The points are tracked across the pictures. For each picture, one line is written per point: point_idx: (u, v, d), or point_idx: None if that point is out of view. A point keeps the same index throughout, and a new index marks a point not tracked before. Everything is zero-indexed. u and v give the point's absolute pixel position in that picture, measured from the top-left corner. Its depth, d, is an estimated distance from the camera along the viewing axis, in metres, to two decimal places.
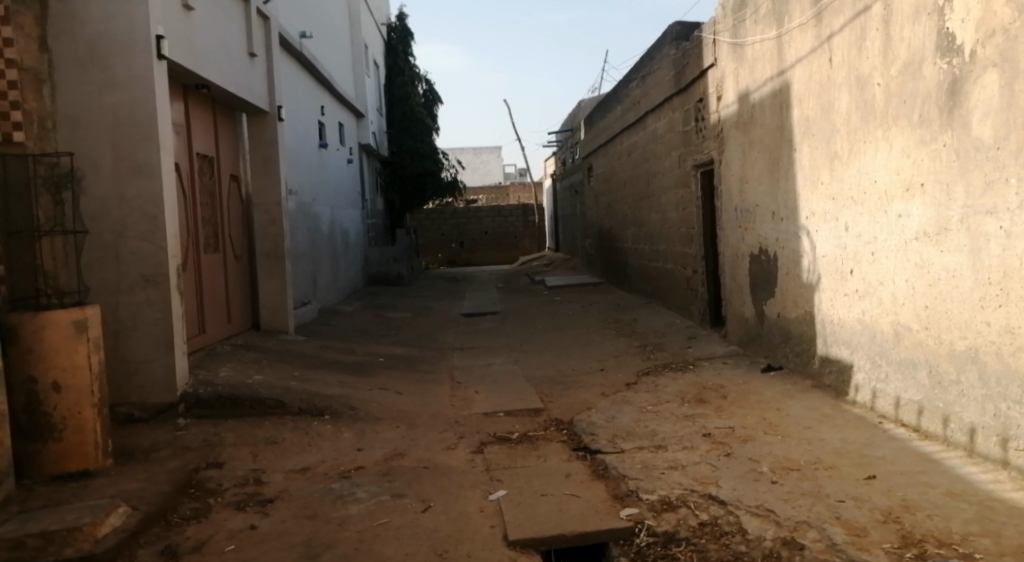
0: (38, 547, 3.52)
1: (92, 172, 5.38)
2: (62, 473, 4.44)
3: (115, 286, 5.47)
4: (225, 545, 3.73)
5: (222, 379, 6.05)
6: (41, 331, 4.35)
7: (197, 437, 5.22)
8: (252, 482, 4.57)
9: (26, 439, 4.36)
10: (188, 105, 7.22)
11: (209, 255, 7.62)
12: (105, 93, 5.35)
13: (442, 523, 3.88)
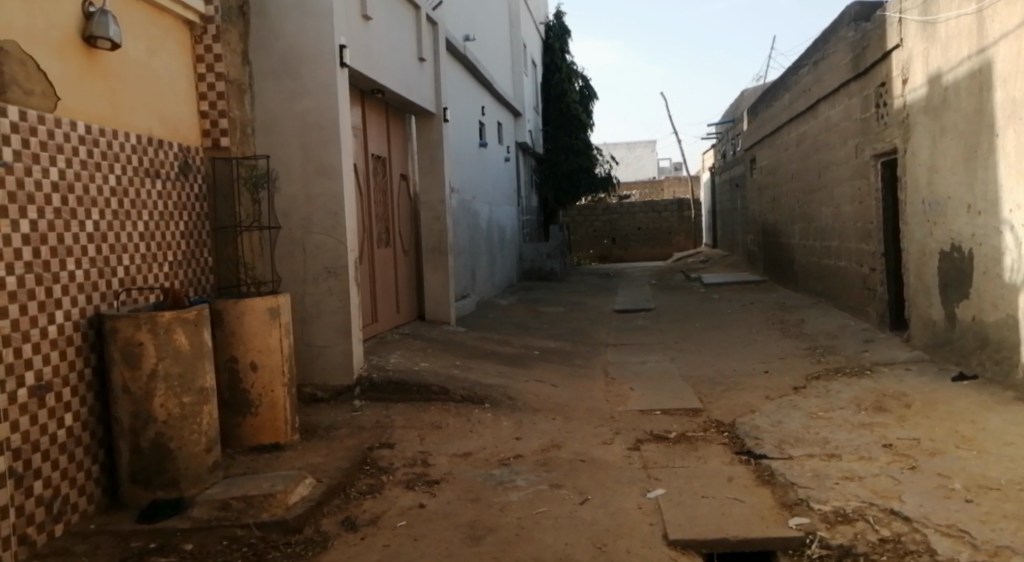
0: (241, 509, 3.86)
1: (284, 172, 5.84)
2: (257, 445, 4.87)
3: (302, 277, 5.92)
4: (398, 520, 3.96)
5: (391, 365, 6.39)
6: (242, 316, 4.78)
7: (371, 419, 5.55)
8: (420, 463, 4.82)
9: (228, 413, 4.81)
10: (364, 108, 7.67)
11: (381, 250, 8.05)
12: (295, 100, 5.80)
13: (600, 517, 3.91)
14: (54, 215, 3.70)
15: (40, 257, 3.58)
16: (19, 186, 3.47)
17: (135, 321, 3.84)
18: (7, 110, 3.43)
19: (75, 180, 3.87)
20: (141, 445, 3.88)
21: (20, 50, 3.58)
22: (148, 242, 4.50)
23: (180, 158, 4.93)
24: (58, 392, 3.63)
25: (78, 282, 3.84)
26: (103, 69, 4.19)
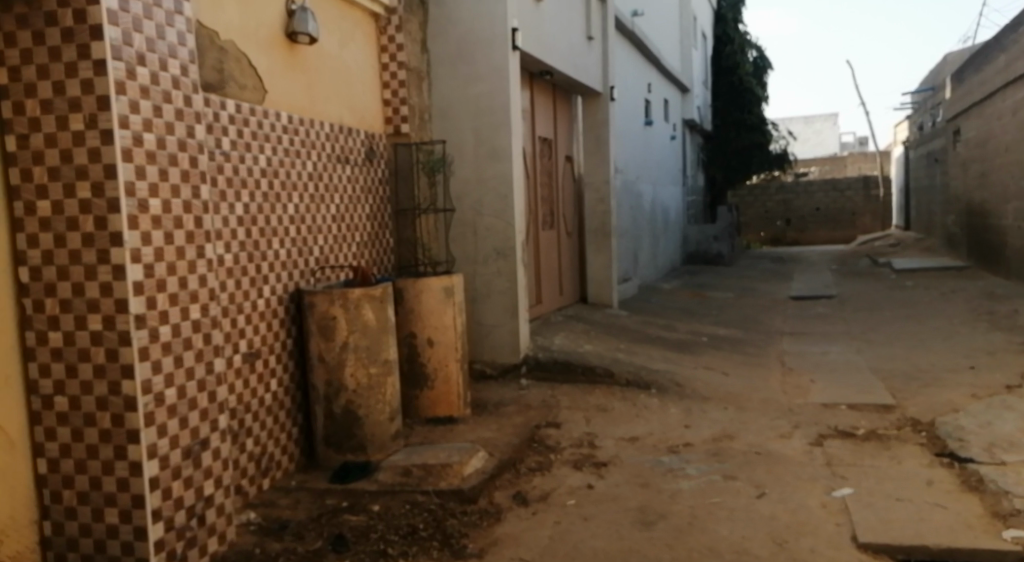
0: (421, 476, 4.03)
1: (460, 156, 6.05)
2: (433, 417, 5.11)
3: (473, 258, 6.13)
4: (568, 499, 4.04)
5: (556, 346, 6.51)
6: (420, 294, 5.04)
7: (538, 397, 5.68)
8: (587, 444, 4.88)
9: (407, 385, 5.09)
10: (533, 91, 7.78)
11: (546, 232, 8.18)
12: (469, 86, 5.99)
13: (780, 512, 3.80)
14: (262, 199, 4.05)
15: (252, 237, 3.94)
16: (234, 173, 3.82)
17: (330, 297, 4.14)
18: (225, 103, 3.78)
19: (279, 166, 4.21)
20: (334, 410, 4.20)
21: (236, 48, 3.93)
22: (338, 223, 4.83)
23: (367, 144, 5.22)
24: (265, 358, 3.98)
25: (281, 261, 4.19)
26: (302, 63, 4.52)
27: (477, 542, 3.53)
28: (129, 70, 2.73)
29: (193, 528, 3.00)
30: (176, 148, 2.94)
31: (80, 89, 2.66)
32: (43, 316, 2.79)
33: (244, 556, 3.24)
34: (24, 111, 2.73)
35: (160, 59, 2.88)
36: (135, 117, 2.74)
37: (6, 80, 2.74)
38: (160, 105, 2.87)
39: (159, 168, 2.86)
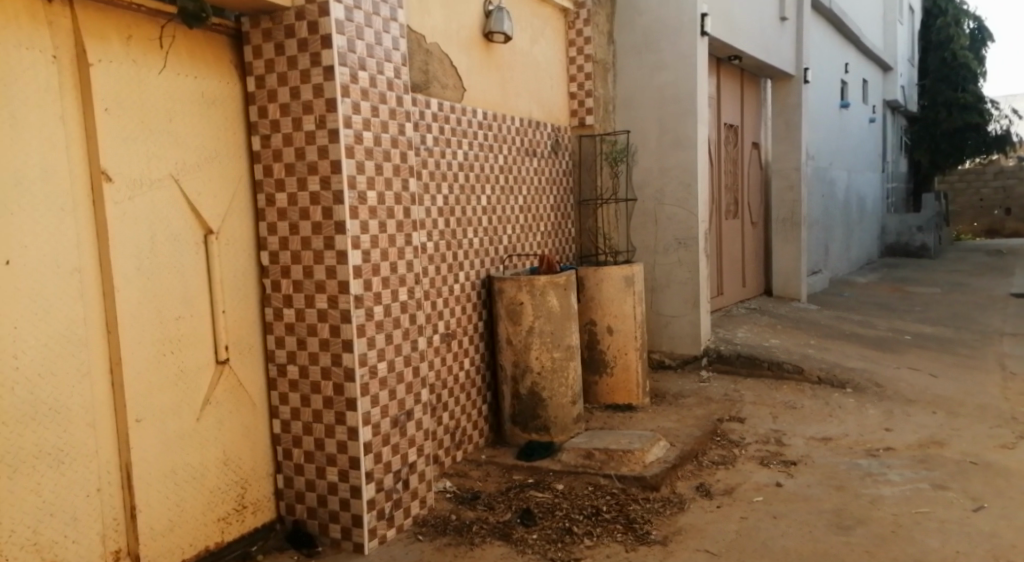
0: (603, 460, 4.05)
1: (643, 145, 6.06)
2: (612, 404, 5.18)
3: (654, 248, 6.11)
4: (755, 495, 3.98)
5: (740, 339, 6.38)
6: (600, 283, 5.12)
7: (720, 390, 5.62)
8: (774, 441, 4.77)
9: (587, 371, 5.20)
10: (720, 76, 7.62)
11: (729, 221, 8.00)
12: (655, 74, 5.96)
13: (1000, 529, 3.54)
14: (458, 191, 4.30)
15: (449, 226, 4.19)
16: (435, 167, 4.09)
17: (518, 283, 4.32)
18: (429, 102, 4.05)
19: (474, 160, 4.44)
20: (520, 391, 4.38)
21: (439, 49, 4.21)
22: (525, 213, 5.01)
23: (553, 137, 5.37)
24: (459, 340, 4.24)
25: (474, 248, 4.42)
26: (496, 60, 4.73)
27: (661, 529, 3.54)
28: (353, 74, 3.02)
29: (399, 491, 3.29)
30: (389, 144, 3.21)
31: (313, 93, 2.99)
32: (279, 294, 3.16)
33: (441, 521, 3.47)
34: (267, 114, 3.10)
35: (378, 63, 3.16)
36: (357, 117, 3.03)
37: (254, 86, 3.11)
38: (377, 105, 3.15)
39: (376, 163, 3.14)
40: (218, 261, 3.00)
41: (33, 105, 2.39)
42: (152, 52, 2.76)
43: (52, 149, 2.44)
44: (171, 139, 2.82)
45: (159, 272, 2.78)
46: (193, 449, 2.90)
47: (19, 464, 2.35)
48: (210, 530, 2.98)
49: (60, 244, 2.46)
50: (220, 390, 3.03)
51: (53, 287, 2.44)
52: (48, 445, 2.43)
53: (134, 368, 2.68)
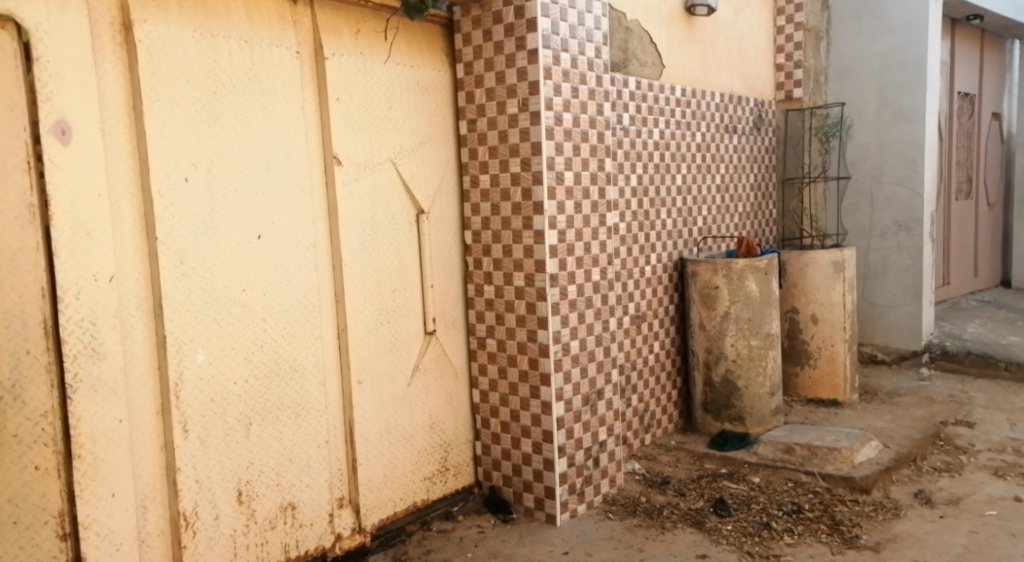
0: (805, 456, 3.89)
1: (859, 120, 5.67)
2: (815, 398, 4.95)
3: (869, 231, 5.71)
4: (987, 509, 3.58)
5: (970, 336, 5.84)
6: (805, 269, 4.91)
7: (944, 391, 5.19)
8: (1010, 450, 4.31)
9: (788, 362, 5.02)
10: (954, 40, 6.96)
11: (961, 202, 7.31)
12: (876, 40, 5.56)
13: None
14: (653, 170, 4.28)
15: (643, 206, 4.20)
16: (630, 146, 4.10)
17: (713, 267, 4.24)
18: (628, 80, 4.07)
19: (671, 138, 4.40)
20: (713, 378, 4.31)
21: (640, 26, 4.20)
22: (723, 193, 4.89)
23: (756, 113, 5.18)
24: (650, 322, 4.24)
25: (668, 230, 4.39)
26: (698, 34, 4.64)
27: (872, 534, 3.32)
28: (555, 56, 3.10)
29: (590, 467, 3.38)
30: (587, 125, 3.27)
31: (517, 77, 3.10)
32: (480, 271, 3.34)
33: (631, 502, 3.53)
34: (473, 99, 3.26)
35: (579, 44, 3.22)
36: (557, 98, 3.11)
37: (462, 73, 3.29)
38: (577, 86, 3.22)
39: (574, 144, 3.21)
40: (428, 239, 3.22)
41: (280, 96, 2.68)
42: (376, 44, 3.00)
43: (294, 135, 2.73)
44: (389, 124, 3.05)
45: (377, 248, 3.03)
46: (404, 411, 3.15)
47: (267, 413, 2.67)
48: (417, 487, 3.23)
49: (300, 221, 2.75)
50: (428, 357, 3.26)
51: (293, 258, 2.74)
52: (289, 398, 2.74)
53: (357, 334, 2.95)
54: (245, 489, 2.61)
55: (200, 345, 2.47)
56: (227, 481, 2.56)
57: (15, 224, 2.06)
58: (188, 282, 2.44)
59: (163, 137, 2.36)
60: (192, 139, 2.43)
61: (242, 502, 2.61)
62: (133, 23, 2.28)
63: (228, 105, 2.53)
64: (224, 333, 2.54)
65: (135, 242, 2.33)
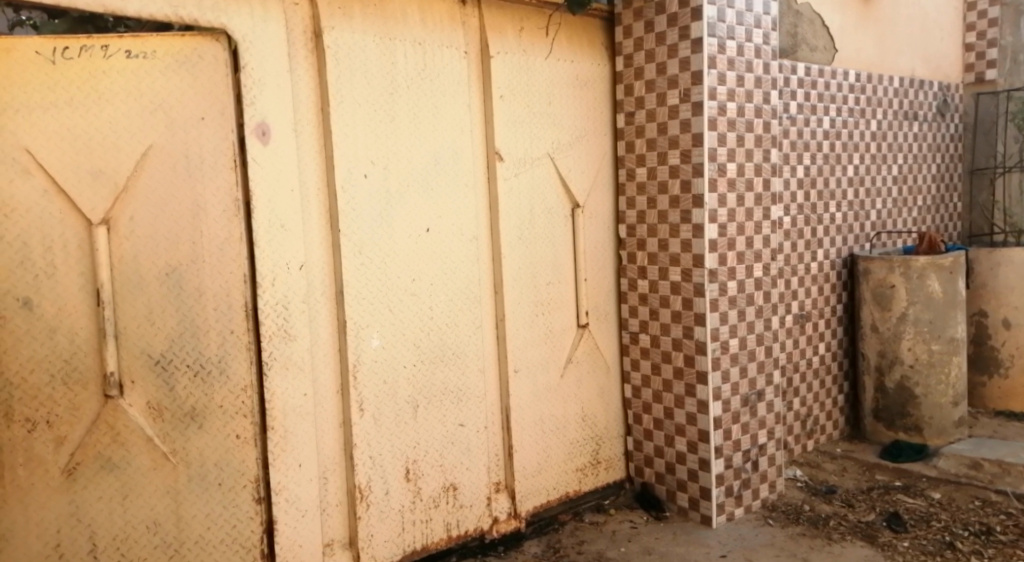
0: (995, 473, 3.61)
1: None
2: (1005, 411, 4.57)
3: None
4: None
5: None
6: (996, 269, 4.54)
7: None
8: None
9: (974, 370, 4.67)
10: None
11: None
12: None
13: None
14: (822, 161, 4.10)
15: (810, 199, 4.03)
16: (797, 136, 3.95)
17: (890, 264, 4.01)
18: (796, 67, 3.92)
19: (843, 126, 4.20)
20: (887, 385, 4.08)
21: (811, 9, 4.03)
22: (901, 185, 4.59)
23: (940, 97, 4.83)
24: (816, 322, 4.07)
25: (836, 224, 4.18)
26: (875, 15, 4.40)
27: None
28: (721, 44, 3.05)
29: (748, 470, 3.31)
30: (753, 115, 3.19)
31: (680, 67, 3.07)
32: (635, 266, 3.34)
33: (792, 510, 3.41)
34: (632, 91, 3.27)
35: (746, 31, 3.15)
36: (722, 88, 3.06)
37: (622, 65, 3.30)
38: (743, 74, 3.15)
39: (738, 134, 3.14)
40: (582, 232, 3.25)
41: (448, 95, 2.80)
42: (539, 40, 3.06)
43: (460, 132, 2.84)
44: (549, 120, 3.11)
45: (535, 241, 3.10)
46: (558, 402, 3.21)
47: (432, 397, 2.81)
48: (570, 477, 3.28)
49: (462, 215, 2.86)
50: (581, 350, 3.29)
51: (457, 250, 2.86)
52: (451, 384, 2.86)
53: (514, 325, 3.03)
54: (411, 468, 2.76)
55: (375, 330, 2.63)
56: (396, 459, 2.72)
57: (223, 218, 2.29)
58: (364, 271, 2.60)
59: (346, 136, 2.53)
60: (369, 137, 2.60)
61: (409, 479, 2.76)
62: (323, 31, 2.47)
63: (401, 105, 2.67)
64: (395, 320, 2.69)
65: (319, 233, 2.51)
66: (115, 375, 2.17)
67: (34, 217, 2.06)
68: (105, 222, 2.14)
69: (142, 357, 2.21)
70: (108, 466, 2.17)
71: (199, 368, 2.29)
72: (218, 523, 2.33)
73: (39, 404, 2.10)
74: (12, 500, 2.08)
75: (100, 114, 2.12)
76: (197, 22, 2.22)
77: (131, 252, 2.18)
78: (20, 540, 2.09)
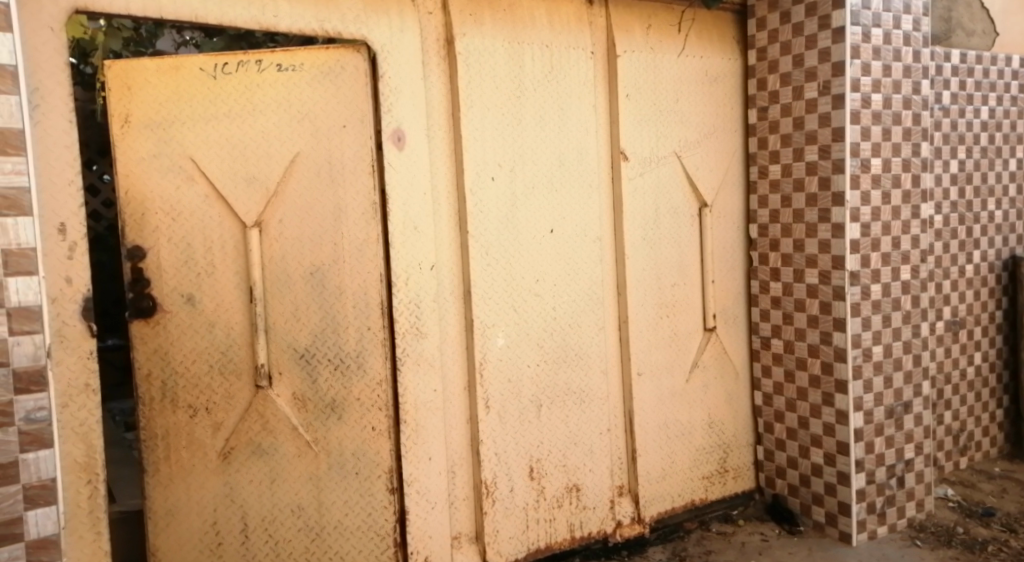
0: None
1: None
2: None
3: None
4: None
5: None
6: None
7: None
8: None
9: None
10: None
11: None
12: None
13: None
14: (979, 154, 3.85)
15: (965, 197, 3.79)
16: (951, 129, 3.73)
17: None
18: (950, 54, 3.73)
19: (1004, 117, 3.93)
20: None
21: None
22: None
23: None
24: (970, 329, 3.82)
25: (995, 223, 3.92)
26: None
27: None
28: (865, 33, 2.94)
29: (893, 486, 3.15)
30: (901, 106, 3.05)
31: (819, 58, 2.97)
32: (767, 268, 3.26)
33: (944, 531, 3.20)
34: (766, 86, 3.19)
35: (894, 17, 3.02)
36: (866, 79, 2.94)
37: (755, 59, 3.23)
38: (890, 64, 3.02)
39: (883, 127, 3.01)
40: (710, 233, 3.20)
41: (575, 96, 2.83)
42: (670, 37, 3.05)
43: (586, 132, 2.87)
44: (677, 118, 3.09)
45: (661, 242, 3.07)
46: (684, 406, 3.17)
47: (555, 397, 2.84)
48: (696, 485, 3.22)
49: (587, 216, 2.88)
50: (708, 355, 3.24)
51: (582, 251, 2.88)
52: (574, 385, 2.88)
53: (639, 328, 3.02)
54: (536, 467, 2.80)
55: (500, 330, 2.69)
56: (521, 457, 2.76)
57: (361, 220, 2.41)
58: (492, 272, 2.67)
59: (476, 139, 2.61)
60: (499, 140, 2.66)
61: (533, 478, 2.80)
62: (455, 37, 2.55)
63: (529, 107, 2.73)
64: (520, 320, 2.74)
65: (449, 235, 2.60)
66: (265, 367, 2.32)
67: (196, 220, 2.24)
68: (257, 224, 2.29)
69: (288, 351, 2.35)
70: (258, 452, 2.33)
71: (339, 363, 2.42)
72: (356, 511, 2.45)
73: (200, 392, 2.27)
74: (176, 479, 2.27)
75: (254, 124, 2.28)
76: (340, 34, 2.35)
77: (280, 252, 2.33)
78: (182, 517, 2.28)
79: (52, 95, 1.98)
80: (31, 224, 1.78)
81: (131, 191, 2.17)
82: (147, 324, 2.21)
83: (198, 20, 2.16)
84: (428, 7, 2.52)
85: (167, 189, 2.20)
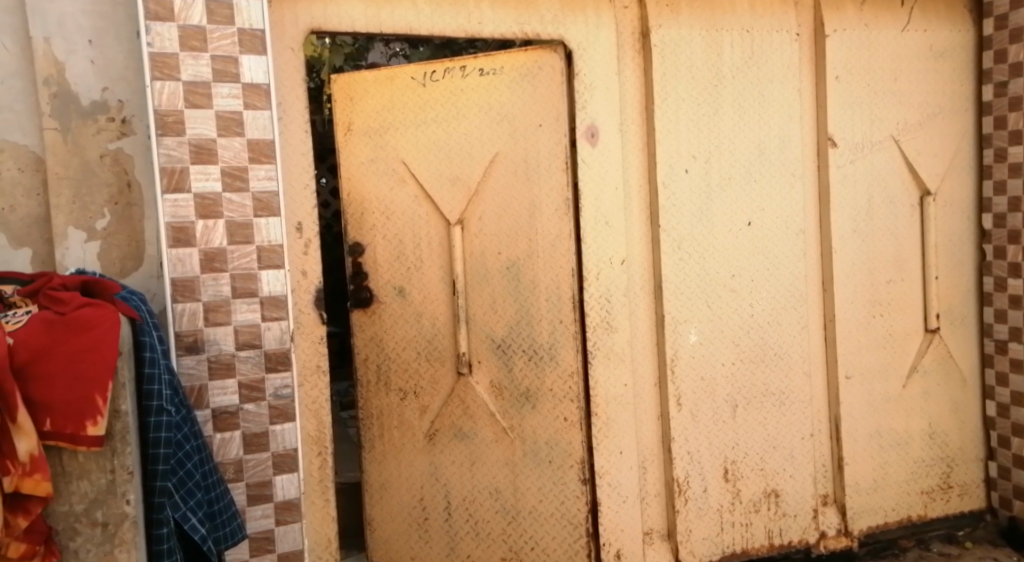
0: None
1: None
2: None
3: None
4: None
5: None
6: None
7: None
8: None
9: None
10: None
11: None
12: None
13: None
14: None
15: None
16: None
17: None
18: None
19: None
20: None
21: None
22: None
23: None
24: None
25: None
26: None
27: None
28: None
29: None
30: None
31: None
32: (1003, 262, 2.91)
33: None
34: (1005, 58, 2.85)
35: None
36: None
37: (992, 29, 2.89)
38: None
39: None
40: (934, 224, 2.92)
41: (779, 81, 2.71)
42: (889, 11, 2.82)
43: (790, 119, 2.73)
44: (895, 100, 2.85)
45: (875, 234, 2.85)
46: (899, 415, 2.92)
47: (752, 397, 2.74)
48: (913, 500, 2.96)
49: (790, 208, 2.75)
50: (929, 358, 2.95)
51: (785, 244, 2.75)
52: (774, 385, 2.76)
53: (848, 327, 2.82)
54: (731, 468, 2.72)
55: (693, 325, 2.65)
56: (715, 458, 2.70)
57: (554, 216, 2.46)
58: (685, 267, 2.63)
59: (670, 132, 2.58)
60: (696, 132, 2.62)
61: (728, 479, 2.72)
62: (650, 30, 2.54)
63: (728, 96, 2.65)
64: (715, 316, 2.67)
65: (640, 229, 2.60)
66: (466, 355, 2.46)
67: (407, 219, 2.42)
68: (460, 221, 2.44)
69: (486, 340, 2.48)
70: (459, 435, 2.48)
71: (532, 354, 2.50)
72: (549, 498, 2.52)
73: (410, 376, 2.46)
74: (388, 456, 2.48)
75: (457, 127, 2.42)
76: (538, 35, 2.44)
77: (479, 247, 2.46)
78: (394, 491, 2.49)
79: (292, 109, 2.23)
80: (279, 223, 2.02)
81: (353, 193, 2.40)
82: (365, 314, 2.43)
83: (412, 32, 2.34)
84: (623, 2, 2.54)
85: (382, 190, 2.41)
